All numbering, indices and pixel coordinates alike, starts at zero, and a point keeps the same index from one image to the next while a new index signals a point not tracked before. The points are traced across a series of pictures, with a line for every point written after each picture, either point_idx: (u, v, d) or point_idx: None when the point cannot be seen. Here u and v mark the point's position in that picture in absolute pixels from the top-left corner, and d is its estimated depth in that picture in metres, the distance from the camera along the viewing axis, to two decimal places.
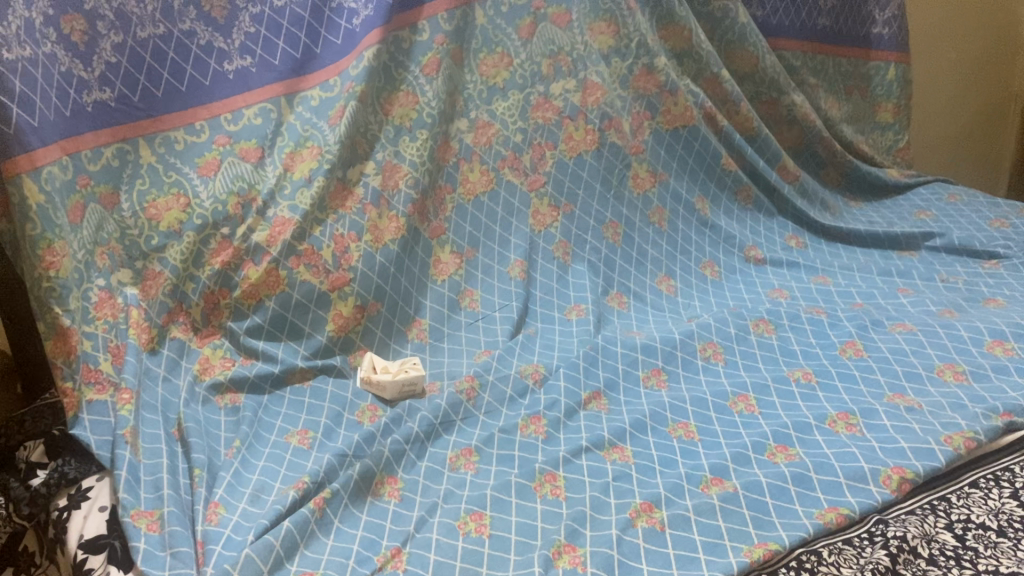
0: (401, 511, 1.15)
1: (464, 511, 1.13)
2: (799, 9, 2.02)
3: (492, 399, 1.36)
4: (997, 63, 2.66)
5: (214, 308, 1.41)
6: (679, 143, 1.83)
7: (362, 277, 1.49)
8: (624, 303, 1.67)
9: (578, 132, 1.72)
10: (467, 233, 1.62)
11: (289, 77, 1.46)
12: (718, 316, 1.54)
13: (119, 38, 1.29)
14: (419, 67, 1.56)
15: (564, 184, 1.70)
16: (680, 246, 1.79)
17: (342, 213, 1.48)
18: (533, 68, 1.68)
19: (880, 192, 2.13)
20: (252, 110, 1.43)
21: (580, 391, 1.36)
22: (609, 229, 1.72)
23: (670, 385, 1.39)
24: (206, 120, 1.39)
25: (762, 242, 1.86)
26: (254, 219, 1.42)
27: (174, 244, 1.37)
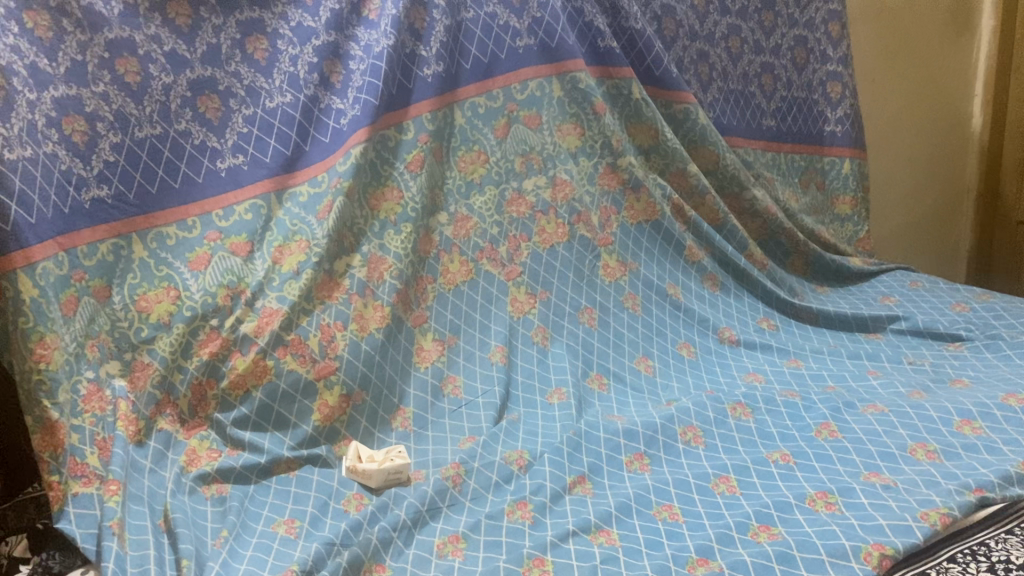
0: None
1: None
2: (745, 109, 2.14)
3: (478, 485, 1.37)
4: (948, 159, 2.81)
5: (201, 399, 1.42)
6: (645, 236, 1.91)
7: (348, 365, 1.50)
8: (605, 386, 1.69)
9: (550, 225, 1.80)
10: (449, 321, 1.66)
11: (280, 174, 1.52)
12: (696, 401, 1.58)
13: (118, 138, 1.36)
14: (404, 164, 1.63)
15: (539, 273, 1.77)
16: (656, 329, 1.83)
17: (329, 304, 1.51)
18: (508, 165, 1.77)
19: (844, 278, 2.22)
20: (242, 206, 1.49)
21: (565, 475, 1.38)
22: (585, 314, 1.78)
23: (653, 468, 1.41)
24: (197, 216, 1.45)
25: (735, 325, 1.90)
26: (242, 310, 1.45)
27: (163, 336, 1.40)
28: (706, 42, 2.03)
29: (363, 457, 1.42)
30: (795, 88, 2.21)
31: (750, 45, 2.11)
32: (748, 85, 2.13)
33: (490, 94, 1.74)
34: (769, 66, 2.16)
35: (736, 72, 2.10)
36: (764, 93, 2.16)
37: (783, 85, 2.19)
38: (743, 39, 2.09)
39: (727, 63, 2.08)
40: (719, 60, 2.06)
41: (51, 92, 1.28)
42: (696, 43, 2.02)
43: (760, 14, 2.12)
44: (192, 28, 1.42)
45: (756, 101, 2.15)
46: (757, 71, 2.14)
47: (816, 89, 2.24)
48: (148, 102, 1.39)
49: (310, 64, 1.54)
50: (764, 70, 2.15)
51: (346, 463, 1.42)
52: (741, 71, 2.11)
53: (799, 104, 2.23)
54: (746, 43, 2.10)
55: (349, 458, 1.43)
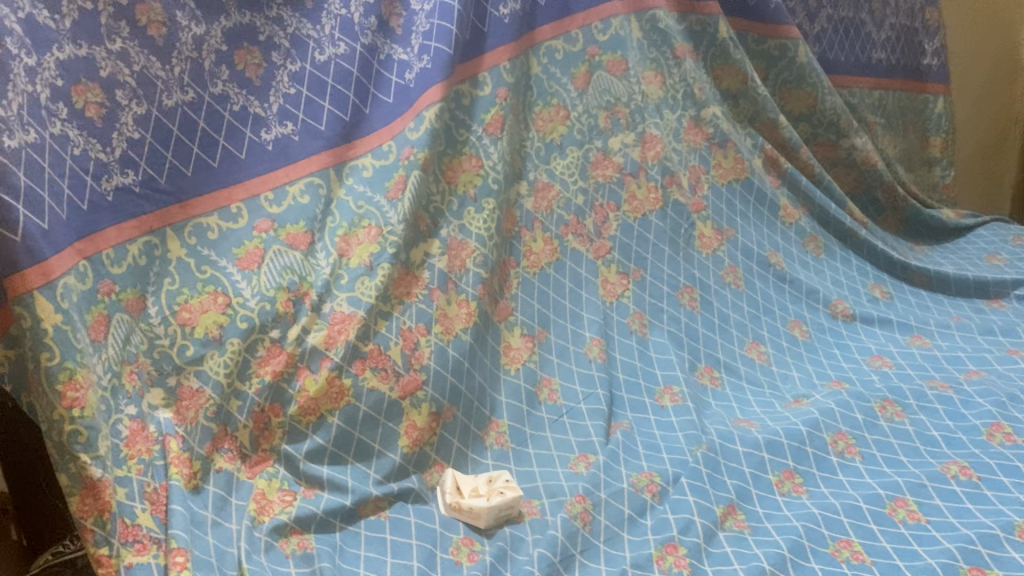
0: None
1: None
2: (855, 41, 1.89)
3: (610, 522, 1.14)
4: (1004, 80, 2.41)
5: (265, 428, 1.16)
6: (740, 198, 1.66)
7: (436, 377, 1.24)
8: (717, 381, 1.46)
9: (640, 191, 1.53)
10: (537, 312, 1.40)
11: (338, 145, 1.23)
12: (839, 400, 1.35)
13: (143, 109, 1.06)
14: (482, 126, 1.34)
15: (631, 249, 1.50)
16: (762, 307, 1.60)
17: (408, 303, 1.25)
18: (591, 121, 1.48)
19: (940, 235, 2.00)
20: (296, 186, 1.20)
21: (713, 506, 1.16)
22: (685, 295, 1.53)
23: (810, 490, 1.20)
24: (243, 202, 1.15)
25: (847, 295, 1.68)
26: (309, 318, 1.18)
27: (213, 354, 1.13)
28: None
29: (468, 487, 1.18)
30: (902, 14, 1.96)
31: None
32: (858, 12, 1.88)
33: (569, 36, 1.45)
34: None
35: None
36: (875, 20, 1.91)
37: (891, 11, 1.93)
38: None
39: None
40: None
41: (55, 54, 0.98)
42: None
43: None
44: None
45: (866, 30, 1.90)
46: None
47: (919, 16, 1.99)
48: (177, 62, 1.08)
49: (365, 5, 1.24)
50: None
51: (445, 496, 1.18)
52: None
53: (906, 32, 1.98)
54: None
55: (447, 488, 1.19)
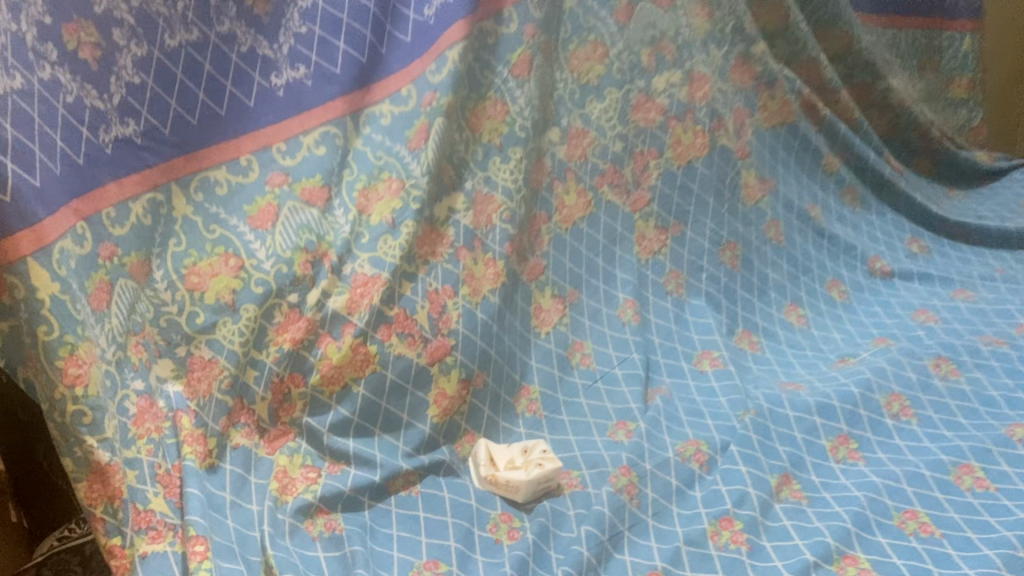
0: None
1: None
2: None
3: (659, 495, 1.07)
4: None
5: (284, 401, 1.07)
6: (775, 145, 1.56)
7: (464, 342, 1.16)
8: (756, 346, 1.39)
9: (687, 135, 1.43)
10: (568, 271, 1.32)
11: (354, 90, 1.10)
12: (889, 359, 1.28)
13: (144, 50, 0.94)
14: (508, 67, 1.22)
15: (673, 201, 1.43)
16: (801, 265, 1.52)
17: (433, 263, 1.16)
18: (633, 58, 1.37)
19: (970, 176, 1.90)
20: (311, 137, 1.08)
21: (767, 476, 1.09)
22: (727, 252, 1.47)
23: (867, 457, 1.13)
24: (253, 153, 1.04)
25: (885, 252, 1.59)
26: (328, 281, 1.08)
27: (226, 322, 1.03)
28: None
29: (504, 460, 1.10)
30: None
31: None
32: None
33: None
34: None
35: None
36: None
37: None
38: None
39: None
40: None
41: None
42: None
43: None
44: None
45: None
46: None
47: None
48: None
49: None
50: None
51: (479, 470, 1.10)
52: None
53: None
54: None
55: (480, 461, 1.11)
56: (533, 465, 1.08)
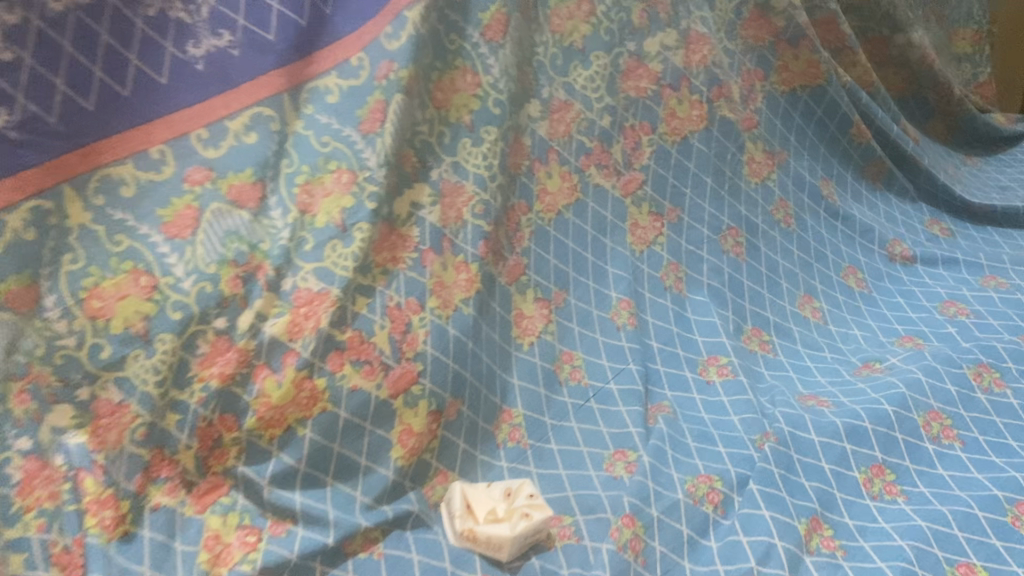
0: None
1: None
2: None
3: (666, 549, 0.91)
4: None
5: (214, 448, 0.86)
6: (779, 116, 1.38)
7: (434, 366, 0.97)
8: (769, 348, 1.20)
9: (682, 107, 1.24)
10: (552, 270, 1.12)
11: (294, 61, 0.88)
12: (926, 367, 1.10)
13: (13, 15, 0.69)
14: (480, 30, 1.02)
15: (667, 183, 1.24)
16: (814, 252, 1.34)
17: (393, 272, 0.95)
18: (623, 16, 1.17)
19: (991, 142, 1.73)
20: (241, 121, 0.84)
21: (795, 523, 0.92)
22: (730, 239, 1.28)
23: (907, 493, 0.97)
24: (167, 143, 0.80)
25: (904, 235, 1.42)
26: (265, 300, 0.87)
27: (139, 355, 0.80)
28: None
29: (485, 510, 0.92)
30: None
31: None
32: None
33: None
34: None
35: None
36: None
37: None
38: None
39: None
40: None
41: None
42: None
43: None
44: None
45: None
46: None
47: None
48: None
49: None
50: None
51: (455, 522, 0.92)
52: None
53: None
54: None
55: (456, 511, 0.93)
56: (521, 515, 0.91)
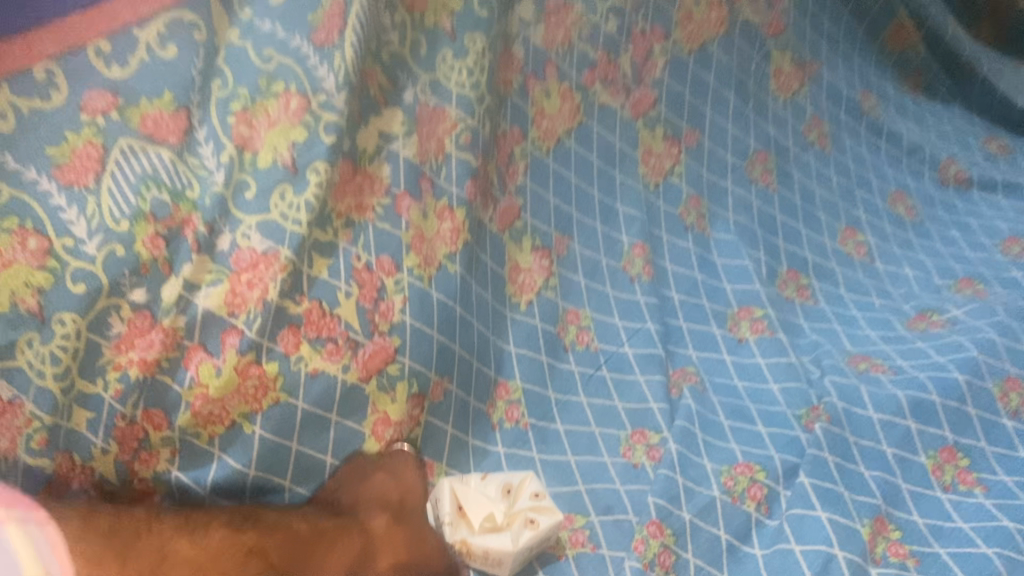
0: None
1: None
2: None
3: (702, 560, 0.75)
4: None
5: (139, 452, 0.67)
6: (809, 20, 1.16)
7: (415, 340, 0.78)
8: (809, 295, 1.02)
9: (699, 8, 1.01)
10: (552, 211, 0.91)
11: None
12: (995, 321, 0.93)
13: None
14: None
15: (685, 100, 1.01)
16: (855, 176, 1.16)
17: (359, 223, 0.74)
18: None
19: None
20: (154, 29, 0.59)
21: (858, 526, 0.76)
22: (758, 166, 1.08)
23: (987, 482, 0.81)
24: (56, 60, 0.56)
25: (959, 152, 1.21)
26: (194, 266, 0.65)
27: (31, 338, 0.58)
28: None
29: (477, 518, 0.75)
30: None
31: None
32: None
33: None
34: None
35: None
36: None
37: None
38: None
39: None
40: None
41: None
42: None
43: None
44: None
45: None
46: None
47: None
48: None
49: None
50: None
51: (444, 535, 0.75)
52: None
53: None
54: None
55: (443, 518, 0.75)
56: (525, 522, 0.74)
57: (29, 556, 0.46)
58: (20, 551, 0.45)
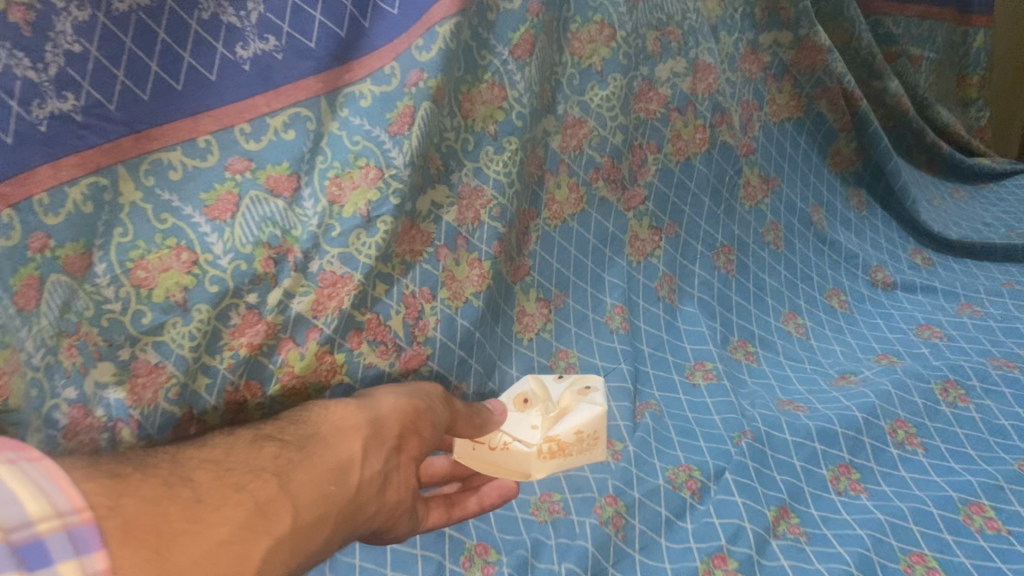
0: (651, 562, 0.95)
1: (705, 554, 0.95)
2: None
3: (646, 527, 0.99)
4: None
5: (239, 411, 0.95)
6: (775, 143, 1.45)
7: (442, 351, 1.07)
8: (754, 358, 1.29)
9: (687, 130, 1.29)
10: (555, 273, 1.19)
11: (331, 67, 0.91)
12: (896, 381, 1.19)
13: (85, 13, 0.75)
14: (508, 48, 1.05)
15: (668, 200, 1.30)
16: (800, 273, 1.43)
17: (411, 264, 1.03)
18: (639, 43, 1.20)
19: (976, 180, 1.83)
20: (279, 118, 0.89)
21: (764, 510, 1.00)
22: (721, 255, 1.35)
23: (871, 489, 1.05)
24: (212, 134, 0.85)
25: (887, 262, 1.51)
26: (292, 280, 0.93)
27: (177, 322, 0.87)
28: None
29: (545, 417, 1.04)
30: None
31: None
32: None
33: None
34: None
35: None
36: None
37: None
38: None
39: None
40: None
41: None
42: None
43: None
44: None
45: None
46: None
47: None
48: None
49: None
50: None
51: (531, 453, 1.02)
52: None
53: None
54: None
55: (505, 442, 1.02)
56: (578, 396, 1.07)
57: (34, 499, 0.52)
58: (24, 496, 0.51)
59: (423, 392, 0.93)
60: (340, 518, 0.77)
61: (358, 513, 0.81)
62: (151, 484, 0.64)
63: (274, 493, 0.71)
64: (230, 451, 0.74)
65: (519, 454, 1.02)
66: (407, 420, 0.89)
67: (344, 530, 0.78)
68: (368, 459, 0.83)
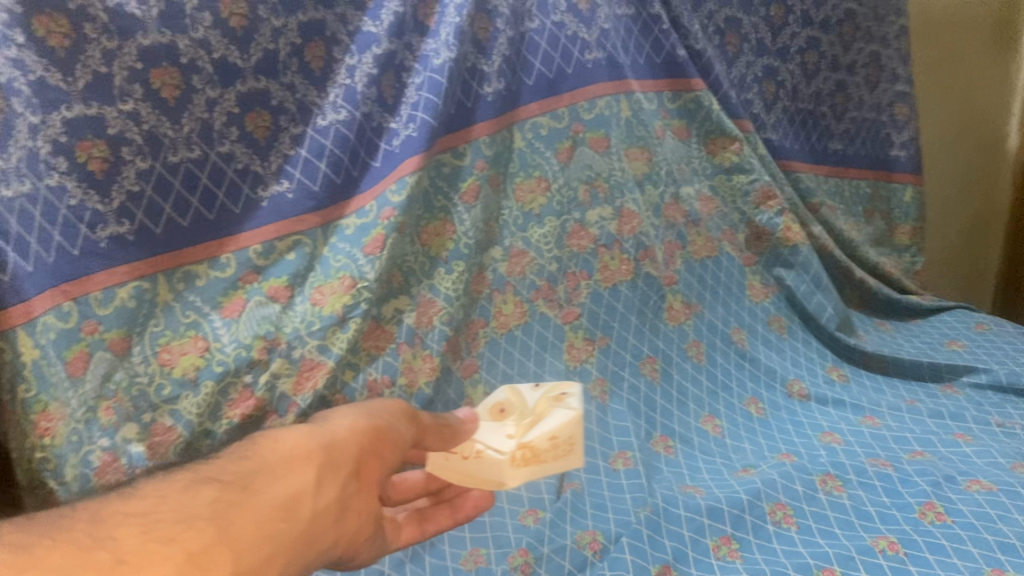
0: None
1: None
2: (811, 131, 2.04)
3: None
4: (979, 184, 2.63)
5: None
6: (696, 277, 1.73)
7: None
8: (671, 450, 1.52)
9: (614, 262, 1.58)
10: (501, 372, 1.45)
11: (327, 206, 1.25)
12: (782, 472, 1.42)
13: (147, 164, 1.08)
14: (459, 195, 1.38)
15: (599, 316, 1.56)
16: (721, 383, 1.67)
17: (376, 356, 1.31)
18: (570, 193, 1.53)
19: (904, 314, 2.09)
20: (285, 242, 1.21)
21: (648, 565, 1.23)
22: (647, 364, 1.59)
23: (745, 556, 1.26)
24: (232, 252, 1.17)
25: (804, 376, 1.75)
26: (279, 365, 1.21)
27: (189, 395, 1.15)
28: (777, 58, 1.94)
29: (519, 426, 1.10)
30: (866, 108, 2.07)
31: (828, 61, 2.02)
32: (818, 105, 2.04)
33: (554, 113, 1.51)
34: (842, 84, 2.05)
35: (807, 90, 2.01)
36: (834, 112, 2.06)
37: (854, 104, 2.07)
38: (820, 53, 2.01)
39: (799, 79, 1.99)
40: (789, 78, 1.97)
41: (63, 113, 0.99)
42: (762, 60, 1.91)
43: (840, 25, 2.00)
44: (248, 31, 1.14)
45: (825, 121, 2.06)
46: (830, 90, 2.05)
47: (886, 110, 2.08)
48: (186, 121, 1.11)
49: (370, 76, 1.26)
50: (837, 88, 2.05)
51: (505, 460, 1.05)
52: (814, 89, 2.03)
53: (869, 125, 2.09)
54: (823, 58, 2.02)
55: (479, 450, 1.05)
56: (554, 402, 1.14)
57: None
58: None
59: (384, 411, 0.95)
60: (299, 549, 0.75)
61: (316, 542, 0.77)
62: (51, 550, 0.59)
63: (211, 540, 0.66)
64: (158, 501, 0.68)
65: (494, 463, 1.05)
66: (365, 442, 0.89)
67: (303, 557, 0.76)
68: (328, 486, 0.81)
